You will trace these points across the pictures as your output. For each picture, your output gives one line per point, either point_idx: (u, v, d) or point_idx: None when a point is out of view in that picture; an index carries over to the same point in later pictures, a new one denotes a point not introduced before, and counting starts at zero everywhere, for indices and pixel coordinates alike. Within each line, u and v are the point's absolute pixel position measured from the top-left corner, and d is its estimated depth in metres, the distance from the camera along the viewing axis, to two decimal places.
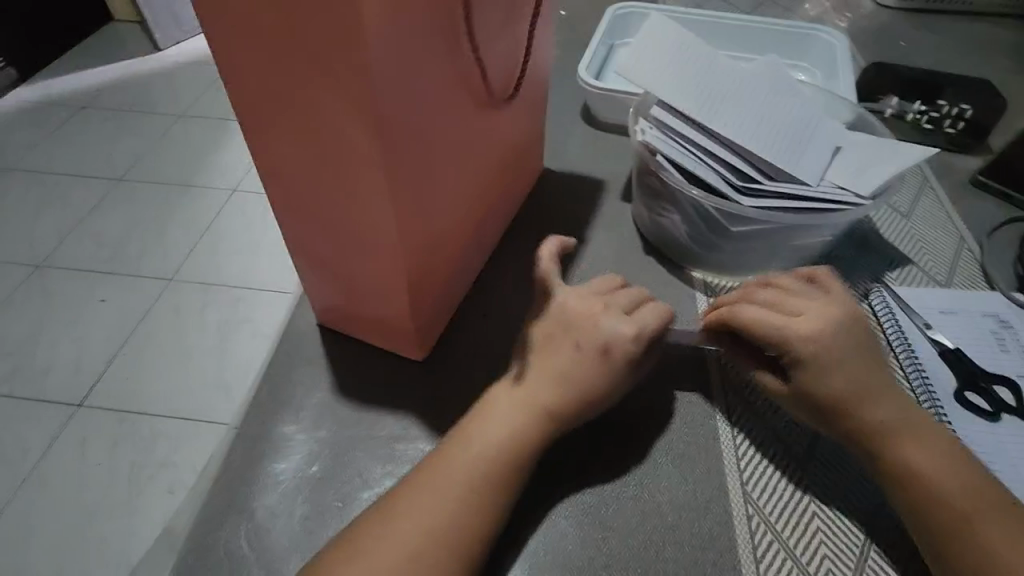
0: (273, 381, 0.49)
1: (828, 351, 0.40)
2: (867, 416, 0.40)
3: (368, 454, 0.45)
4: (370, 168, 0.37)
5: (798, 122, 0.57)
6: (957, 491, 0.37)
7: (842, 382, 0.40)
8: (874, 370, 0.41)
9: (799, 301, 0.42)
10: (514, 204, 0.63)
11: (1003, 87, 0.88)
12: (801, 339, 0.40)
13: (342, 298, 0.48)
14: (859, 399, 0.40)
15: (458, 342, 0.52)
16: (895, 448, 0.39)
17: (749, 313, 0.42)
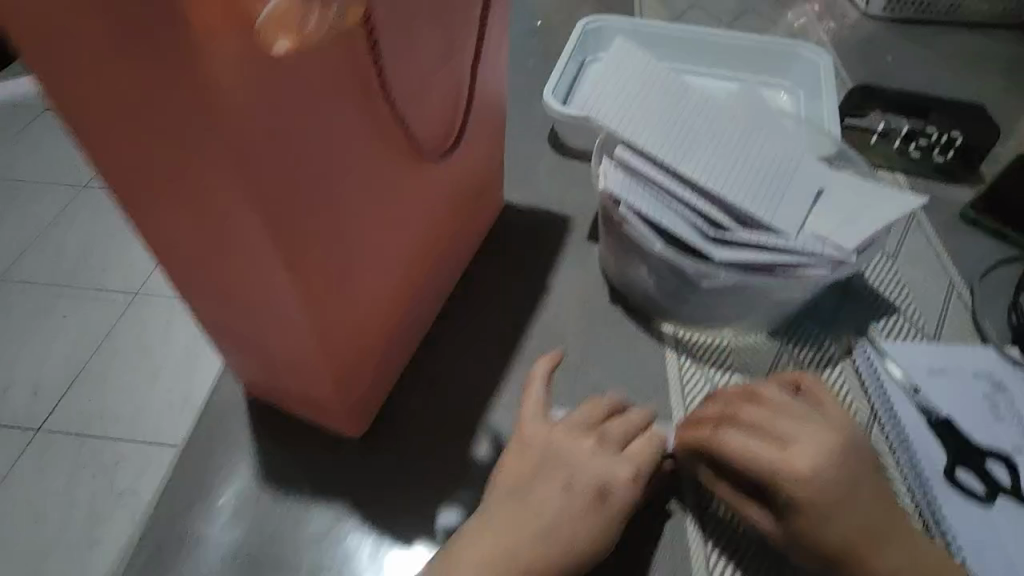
0: (192, 465, 0.44)
1: (815, 495, 0.36)
2: (869, 559, 0.36)
3: (294, 555, 0.41)
4: (268, 257, 0.32)
5: (778, 160, 0.52)
6: None
7: (842, 527, 0.36)
8: (878, 503, 0.37)
9: (785, 425, 0.38)
10: (469, 247, 0.57)
11: (995, 105, 0.83)
12: (800, 485, 0.36)
13: (265, 376, 0.43)
14: (860, 540, 0.36)
15: (401, 416, 0.47)
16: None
17: (735, 441, 0.38)
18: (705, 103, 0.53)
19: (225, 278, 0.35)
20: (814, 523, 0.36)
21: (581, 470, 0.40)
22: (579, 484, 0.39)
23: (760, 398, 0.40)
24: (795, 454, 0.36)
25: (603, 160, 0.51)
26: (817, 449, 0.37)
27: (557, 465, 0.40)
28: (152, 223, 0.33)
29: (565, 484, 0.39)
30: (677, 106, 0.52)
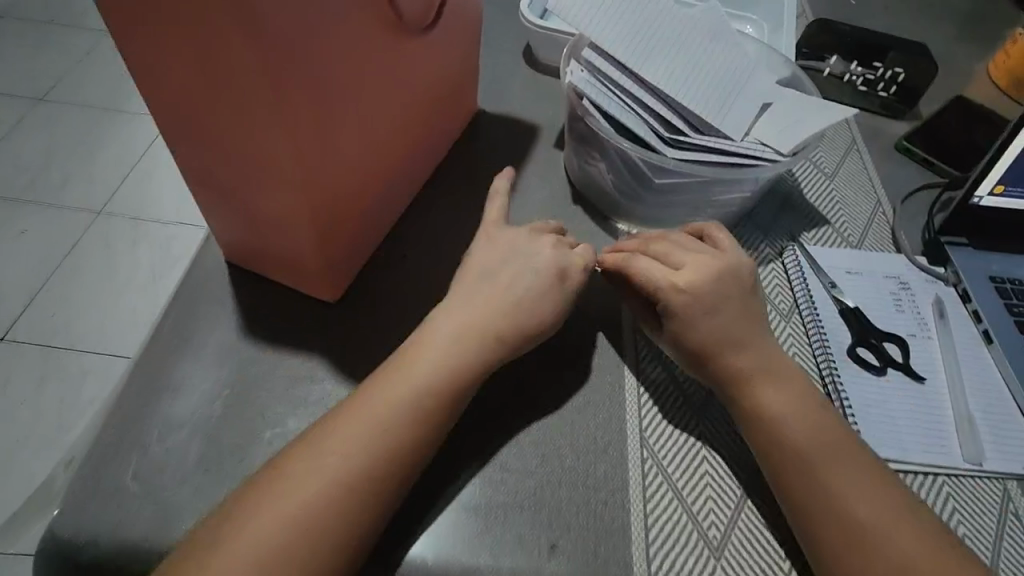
0: (175, 319, 0.48)
1: (700, 301, 0.44)
2: (728, 361, 0.43)
3: (272, 394, 0.45)
4: (266, 103, 0.36)
5: (733, 73, 0.56)
6: (811, 441, 0.40)
7: (705, 329, 0.44)
8: (743, 318, 0.45)
9: (676, 251, 0.46)
10: (442, 143, 0.61)
11: (943, 52, 0.88)
12: (673, 293, 0.44)
13: (250, 235, 0.47)
14: (721, 346, 0.43)
15: (375, 286, 0.51)
16: (754, 391, 0.42)
17: (639, 263, 0.45)
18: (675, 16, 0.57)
19: (222, 119, 0.38)
20: (683, 327, 0.44)
21: (549, 257, 0.46)
22: (547, 266, 0.45)
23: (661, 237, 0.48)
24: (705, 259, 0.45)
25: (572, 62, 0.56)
26: (718, 275, 0.45)
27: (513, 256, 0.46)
28: (154, 62, 0.36)
29: (529, 270, 0.45)
30: (646, 11, 0.55)
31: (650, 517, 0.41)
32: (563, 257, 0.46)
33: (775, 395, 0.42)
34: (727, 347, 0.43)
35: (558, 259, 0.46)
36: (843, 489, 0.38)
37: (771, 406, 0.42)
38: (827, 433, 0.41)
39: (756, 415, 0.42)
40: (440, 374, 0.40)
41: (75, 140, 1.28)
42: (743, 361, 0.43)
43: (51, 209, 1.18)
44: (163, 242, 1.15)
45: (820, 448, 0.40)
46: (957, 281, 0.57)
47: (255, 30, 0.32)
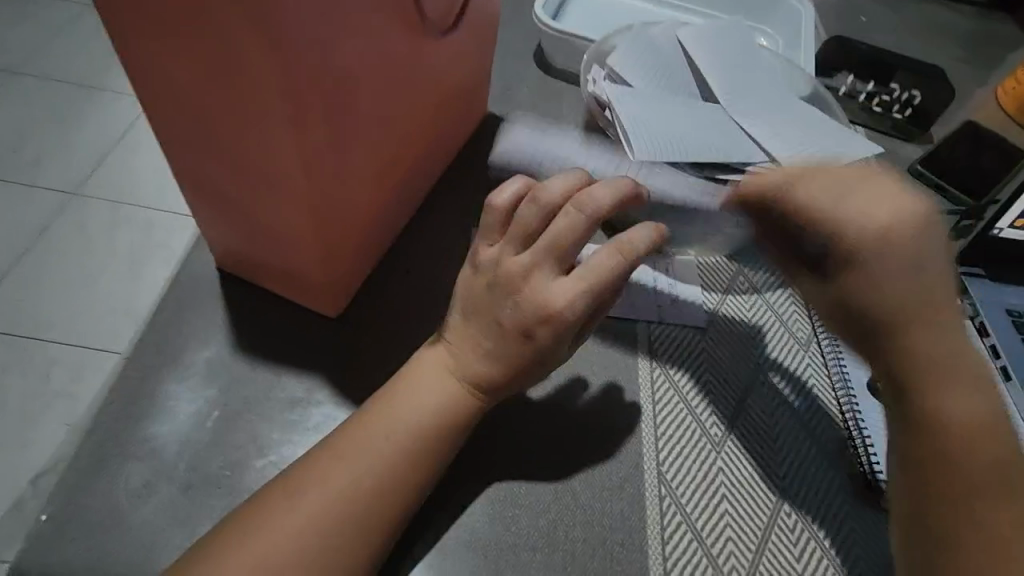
0: (161, 330, 0.44)
1: (895, 243, 0.32)
2: (913, 341, 0.32)
3: (265, 418, 0.41)
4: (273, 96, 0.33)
5: (768, 106, 0.54)
6: (957, 403, 0.32)
7: (903, 287, 0.32)
8: (947, 288, 0.33)
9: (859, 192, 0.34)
10: (451, 147, 0.57)
11: (954, 75, 0.88)
12: (870, 235, 0.33)
13: (244, 242, 0.44)
14: (898, 319, 0.32)
15: (378, 301, 0.48)
16: (931, 387, 0.32)
17: (808, 186, 0.35)
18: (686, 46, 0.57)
19: (223, 118, 0.36)
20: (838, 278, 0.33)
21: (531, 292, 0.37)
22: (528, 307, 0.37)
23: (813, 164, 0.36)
24: (875, 215, 0.33)
25: (595, 69, 0.53)
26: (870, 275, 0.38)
27: (489, 302, 0.38)
28: (149, 53, 0.34)
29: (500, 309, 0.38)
30: (672, 62, 0.56)
31: (669, 561, 0.39)
32: (540, 295, 0.37)
33: (922, 334, 0.32)
34: (913, 320, 0.32)
35: (533, 300, 0.37)
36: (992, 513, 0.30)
37: (930, 433, 0.32)
38: (987, 448, 0.31)
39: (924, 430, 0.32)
40: (428, 405, 0.38)
41: (48, 118, 1.20)
42: (926, 338, 0.32)
43: (22, 190, 1.11)
44: (144, 227, 1.07)
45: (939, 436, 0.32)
46: (974, 314, 0.56)
47: (270, 24, 0.29)
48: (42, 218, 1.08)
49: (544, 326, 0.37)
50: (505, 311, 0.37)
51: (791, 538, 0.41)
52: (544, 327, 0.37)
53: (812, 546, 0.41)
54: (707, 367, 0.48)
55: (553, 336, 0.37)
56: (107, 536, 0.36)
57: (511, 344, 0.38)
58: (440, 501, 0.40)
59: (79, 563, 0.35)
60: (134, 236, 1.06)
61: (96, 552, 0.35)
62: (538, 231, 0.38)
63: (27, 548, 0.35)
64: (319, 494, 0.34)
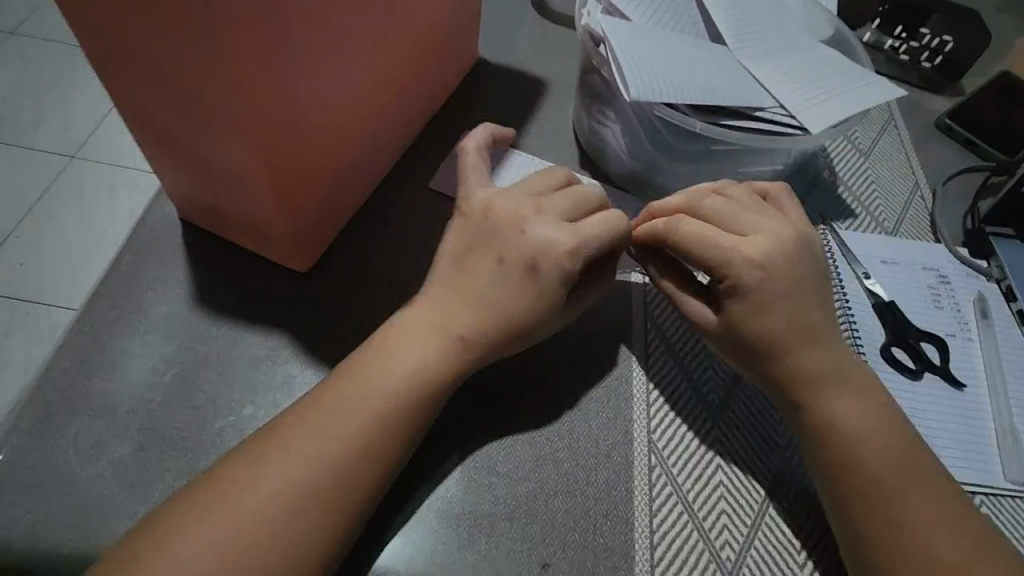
0: (118, 283, 0.41)
1: (773, 278, 0.37)
2: (799, 359, 0.37)
3: (229, 377, 0.39)
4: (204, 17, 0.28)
5: (777, 48, 0.50)
6: (873, 458, 0.35)
7: (779, 319, 0.37)
8: (813, 306, 0.38)
9: (744, 217, 0.39)
10: (437, 93, 0.53)
11: (990, 23, 0.81)
12: (747, 268, 0.37)
13: (202, 191, 0.40)
14: (789, 339, 0.37)
15: (351, 256, 0.45)
16: (822, 399, 0.37)
17: (691, 225, 0.38)
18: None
19: (157, 46, 0.31)
20: (744, 305, 0.37)
21: (519, 244, 0.37)
22: (513, 259, 0.37)
23: (705, 208, 0.40)
24: (749, 249, 0.38)
25: (591, 4, 0.49)
26: (785, 278, 0.38)
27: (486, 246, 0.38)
28: None
29: (494, 259, 0.37)
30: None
31: (656, 534, 0.36)
32: (536, 243, 0.37)
33: (852, 403, 0.37)
34: (790, 342, 0.37)
35: (531, 248, 0.37)
36: (918, 510, 0.33)
37: (839, 444, 0.36)
38: (885, 437, 0.36)
39: (815, 431, 0.36)
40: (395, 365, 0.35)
41: (41, 77, 1.17)
42: (832, 351, 0.38)
43: (16, 152, 1.08)
44: (136, 189, 1.04)
45: (897, 467, 0.35)
46: (1001, 278, 0.51)
47: None
48: (38, 180, 1.05)
49: (553, 257, 0.37)
50: (510, 246, 0.37)
51: (789, 512, 0.38)
52: (556, 260, 0.37)
53: (814, 520, 0.38)
54: (696, 332, 0.44)
55: (561, 270, 0.36)
56: (53, 497, 0.34)
57: (518, 286, 0.37)
58: (412, 467, 0.37)
59: (25, 524, 0.33)
60: (132, 202, 1.03)
61: (42, 513, 0.33)
62: (534, 186, 0.40)
63: None
64: (270, 460, 0.31)
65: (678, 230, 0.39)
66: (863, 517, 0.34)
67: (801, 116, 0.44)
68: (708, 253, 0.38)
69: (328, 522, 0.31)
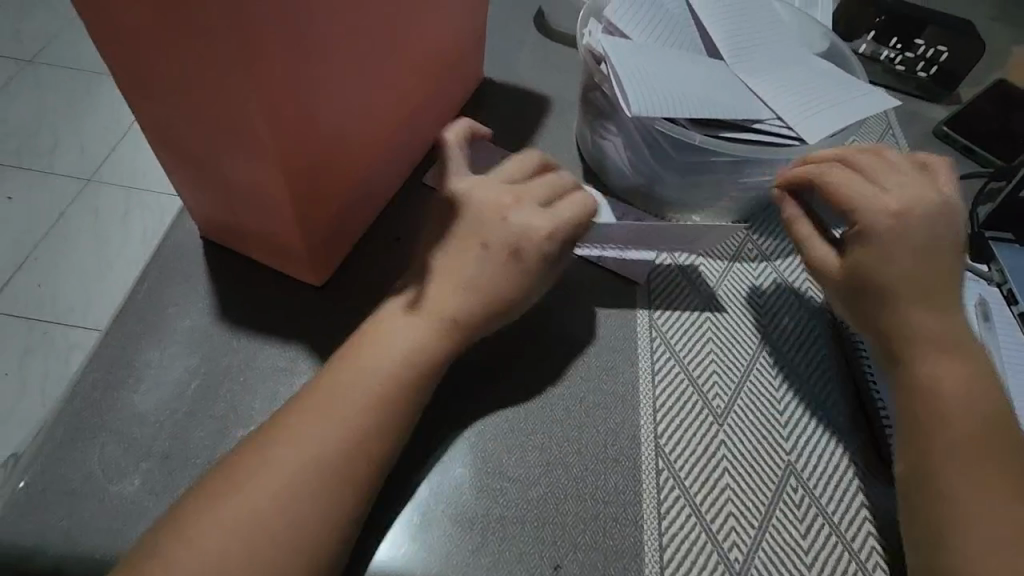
0: (143, 298, 0.43)
1: (899, 229, 0.41)
2: (916, 316, 0.39)
3: (248, 388, 0.40)
4: (229, 51, 0.31)
5: (774, 63, 0.51)
6: (960, 418, 0.37)
7: (909, 261, 0.40)
8: (941, 275, 0.41)
9: (886, 173, 0.43)
10: (444, 113, 0.55)
11: (985, 32, 0.82)
12: (888, 216, 0.41)
13: (223, 210, 0.42)
14: (909, 292, 0.40)
15: (364, 270, 0.47)
16: (919, 351, 0.39)
17: (836, 173, 0.43)
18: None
19: (187, 77, 0.34)
20: (872, 253, 0.41)
21: (500, 228, 0.39)
22: (497, 245, 0.39)
23: (855, 160, 0.44)
24: (890, 205, 0.41)
25: (592, 24, 0.51)
26: (932, 236, 0.41)
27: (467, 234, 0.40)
28: (108, 8, 0.31)
29: (479, 244, 0.39)
30: (680, 18, 0.53)
31: (665, 536, 0.37)
32: (517, 228, 0.39)
33: (953, 364, 0.38)
34: (914, 299, 0.40)
35: (512, 234, 0.39)
36: (970, 483, 0.35)
37: (936, 396, 0.37)
38: (979, 402, 0.37)
39: (910, 389, 0.38)
40: (406, 374, 0.36)
41: (62, 103, 1.21)
42: (927, 318, 0.39)
43: (37, 176, 1.11)
44: (154, 211, 1.07)
45: (982, 430, 0.36)
46: (1002, 281, 0.52)
47: None
48: (56, 203, 1.08)
49: (535, 241, 0.39)
50: (493, 232, 0.39)
51: (796, 514, 0.39)
52: (535, 244, 0.39)
53: (821, 521, 0.38)
54: (710, 338, 0.46)
55: (548, 258, 0.39)
56: (82, 504, 0.35)
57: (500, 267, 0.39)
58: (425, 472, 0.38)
59: (57, 530, 0.35)
60: (147, 222, 1.06)
61: (73, 519, 0.35)
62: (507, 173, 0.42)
63: (7, 514, 0.35)
64: (290, 465, 0.33)
65: (816, 168, 0.43)
66: (927, 483, 0.36)
67: (798, 126, 0.46)
68: (862, 206, 0.42)
69: (346, 523, 0.32)
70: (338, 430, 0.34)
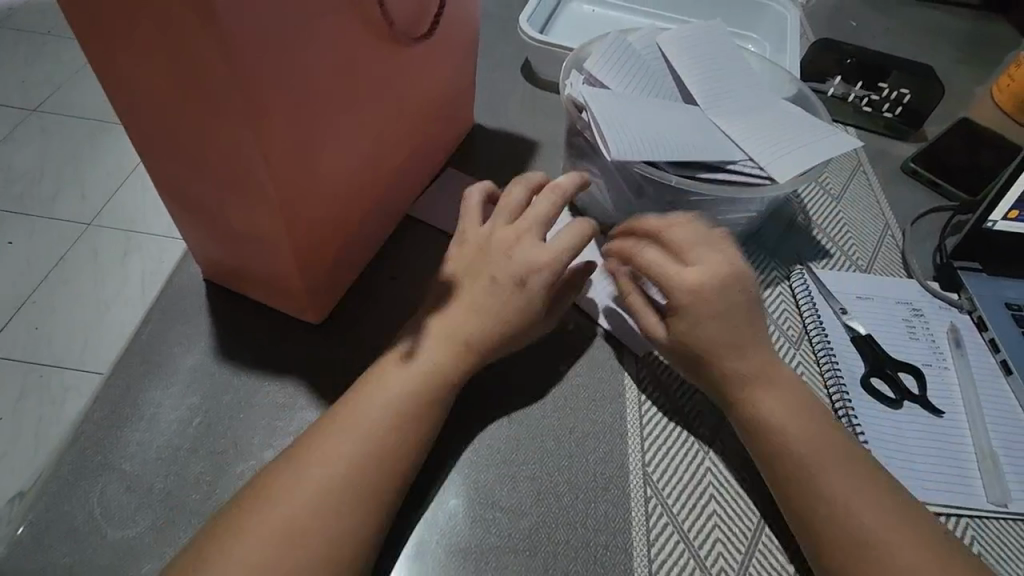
0: (147, 339, 0.45)
1: (705, 304, 0.40)
2: (732, 365, 0.41)
3: (248, 424, 0.42)
4: (238, 119, 0.34)
5: (748, 108, 0.54)
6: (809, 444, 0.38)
7: (708, 332, 0.41)
8: (739, 328, 0.41)
9: (693, 249, 0.42)
10: (438, 157, 0.58)
11: (948, 74, 0.87)
12: (684, 292, 0.41)
13: (227, 255, 0.45)
14: (728, 348, 0.41)
15: (360, 308, 0.49)
16: (752, 396, 0.40)
17: (648, 254, 0.42)
18: (669, 48, 0.58)
19: (193, 133, 0.36)
20: (686, 325, 0.41)
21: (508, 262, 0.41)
22: (502, 277, 0.41)
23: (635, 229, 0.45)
24: (689, 275, 0.41)
25: (574, 76, 0.54)
26: (720, 274, 0.41)
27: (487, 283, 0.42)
28: (128, 76, 0.34)
29: (487, 279, 0.42)
30: (656, 70, 0.57)
31: (655, 563, 0.38)
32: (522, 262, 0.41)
33: (775, 400, 0.40)
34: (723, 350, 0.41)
35: (518, 267, 0.41)
36: (841, 488, 0.36)
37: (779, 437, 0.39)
38: (823, 434, 0.39)
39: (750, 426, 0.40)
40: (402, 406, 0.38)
41: (66, 151, 1.24)
42: (737, 364, 0.41)
43: (39, 222, 1.13)
44: (155, 254, 1.09)
45: (824, 449, 0.38)
46: (972, 308, 0.54)
47: (225, 54, 0.30)
48: (57, 246, 1.10)
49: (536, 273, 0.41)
50: (495, 266, 0.42)
51: (782, 538, 0.40)
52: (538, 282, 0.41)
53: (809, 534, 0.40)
54: None
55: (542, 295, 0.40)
56: (86, 542, 0.36)
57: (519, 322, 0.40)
58: (419, 505, 0.39)
59: (61, 569, 0.35)
60: (144, 264, 1.08)
61: (77, 556, 0.36)
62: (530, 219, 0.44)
63: (11, 554, 0.35)
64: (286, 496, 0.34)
65: (639, 256, 0.43)
66: (802, 494, 0.37)
67: (770, 168, 0.49)
68: (654, 271, 0.42)
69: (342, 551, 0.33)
70: (336, 459, 0.35)
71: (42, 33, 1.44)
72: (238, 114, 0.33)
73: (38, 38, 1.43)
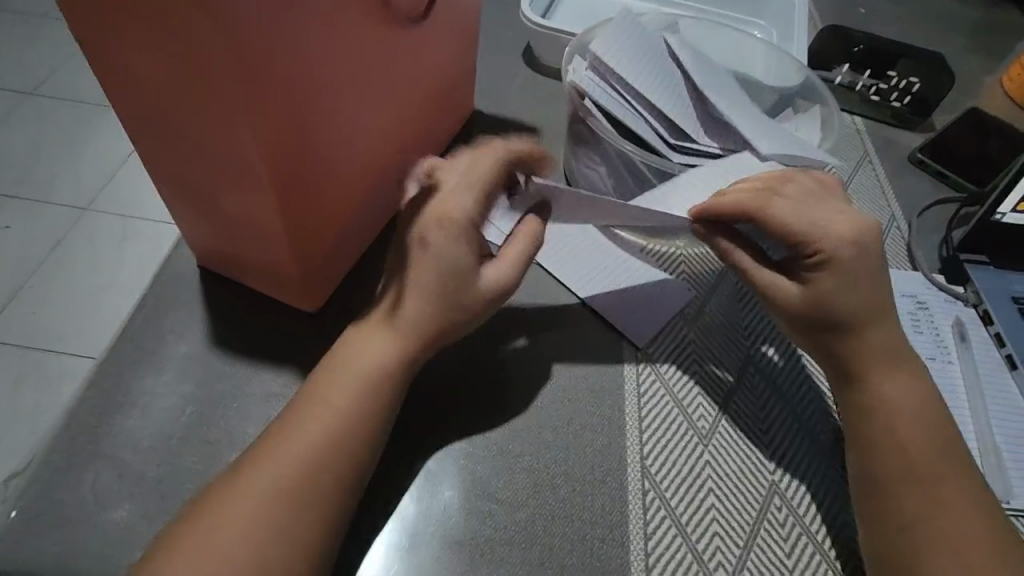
0: (141, 325, 0.44)
1: (862, 262, 0.40)
2: (870, 338, 0.41)
3: (241, 412, 0.41)
4: (236, 100, 0.33)
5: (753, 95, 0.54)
6: (915, 436, 0.38)
7: (849, 294, 0.40)
8: (879, 291, 0.41)
9: (818, 210, 0.41)
10: (436, 143, 0.57)
11: (957, 62, 0.85)
12: (846, 245, 0.40)
13: (222, 242, 0.44)
14: (863, 322, 0.41)
15: (356, 296, 0.48)
16: (874, 375, 0.40)
17: (776, 203, 0.41)
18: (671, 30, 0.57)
19: (188, 117, 0.35)
20: (836, 290, 0.40)
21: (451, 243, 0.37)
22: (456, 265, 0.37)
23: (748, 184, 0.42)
24: (843, 229, 0.40)
25: (577, 61, 0.53)
26: (865, 251, 0.41)
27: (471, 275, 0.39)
28: (119, 56, 0.33)
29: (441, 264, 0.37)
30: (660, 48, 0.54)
31: (651, 557, 0.38)
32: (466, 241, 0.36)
33: (898, 379, 0.40)
34: (866, 321, 0.41)
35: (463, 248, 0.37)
36: (955, 488, 0.37)
37: (893, 420, 0.39)
38: (933, 428, 0.39)
39: (864, 409, 0.40)
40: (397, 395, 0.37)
41: (63, 134, 1.23)
42: (877, 337, 0.41)
43: (36, 207, 1.13)
44: (153, 240, 1.08)
45: (932, 443, 0.38)
46: (977, 301, 0.54)
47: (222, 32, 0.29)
48: (55, 231, 1.10)
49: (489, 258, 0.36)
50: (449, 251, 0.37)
51: (784, 531, 0.39)
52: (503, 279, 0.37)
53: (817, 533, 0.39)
54: (693, 359, 0.47)
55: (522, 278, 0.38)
56: (77, 529, 0.36)
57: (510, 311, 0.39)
58: (414, 495, 0.39)
59: (51, 556, 0.35)
60: (141, 250, 1.07)
61: (67, 544, 0.35)
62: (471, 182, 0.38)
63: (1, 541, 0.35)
64: (277, 486, 0.33)
65: (776, 208, 0.41)
66: (912, 496, 0.36)
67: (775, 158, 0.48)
68: (801, 226, 0.40)
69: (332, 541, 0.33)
70: (328, 449, 0.35)
71: (39, 14, 1.42)
72: (237, 95, 0.32)
73: (35, 20, 1.41)
